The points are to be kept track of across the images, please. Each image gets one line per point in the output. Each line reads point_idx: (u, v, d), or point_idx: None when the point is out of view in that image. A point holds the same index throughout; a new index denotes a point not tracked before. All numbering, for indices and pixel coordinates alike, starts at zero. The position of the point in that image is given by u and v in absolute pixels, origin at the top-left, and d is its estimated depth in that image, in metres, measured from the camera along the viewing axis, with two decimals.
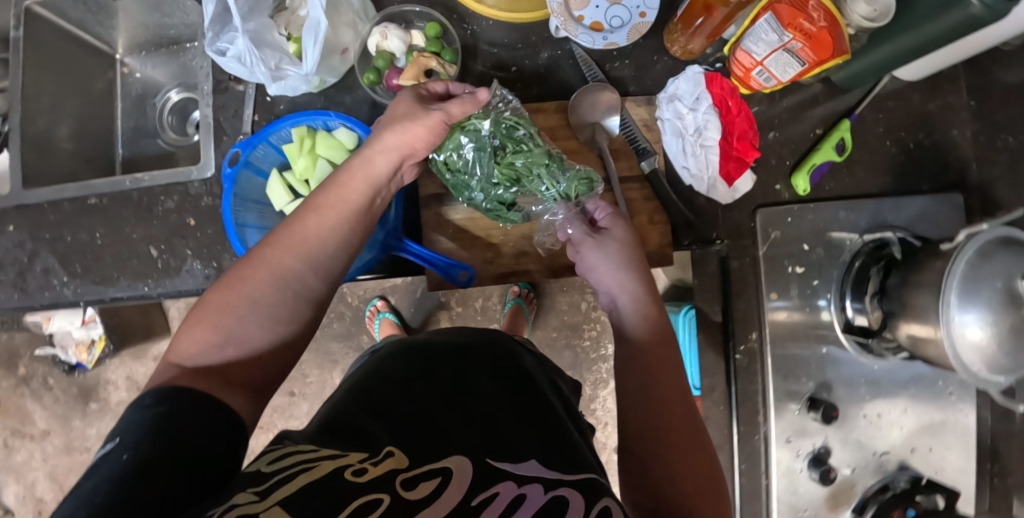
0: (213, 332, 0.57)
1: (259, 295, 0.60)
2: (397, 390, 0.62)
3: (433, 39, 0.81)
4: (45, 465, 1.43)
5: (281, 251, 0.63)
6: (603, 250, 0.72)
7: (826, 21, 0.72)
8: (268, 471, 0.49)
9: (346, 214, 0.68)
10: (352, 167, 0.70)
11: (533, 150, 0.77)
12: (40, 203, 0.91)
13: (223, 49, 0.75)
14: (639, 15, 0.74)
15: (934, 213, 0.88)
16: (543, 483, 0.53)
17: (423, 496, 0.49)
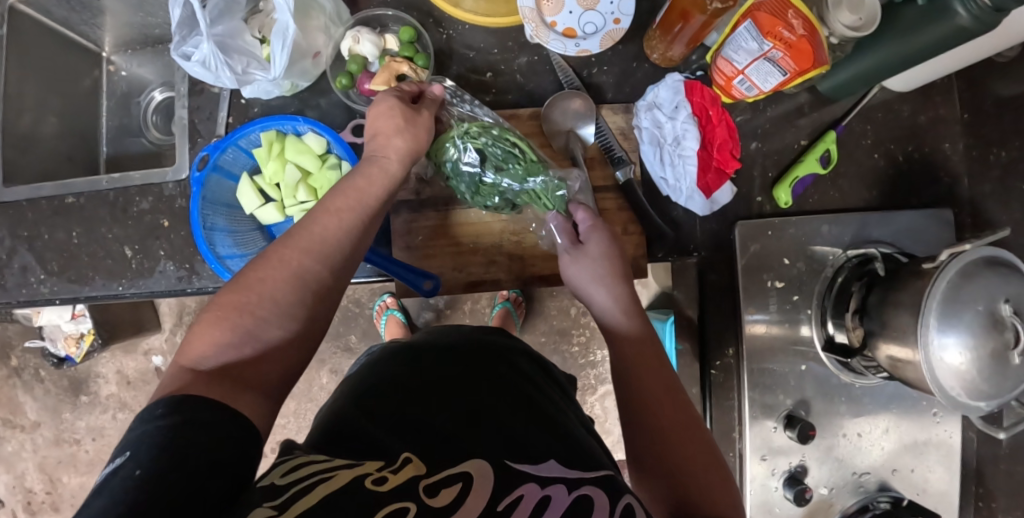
0: (229, 333, 0.58)
1: (278, 295, 0.61)
2: (397, 394, 0.63)
3: (407, 44, 0.79)
4: (35, 456, 1.44)
5: (298, 251, 0.63)
6: (580, 268, 0.73)
7: (805, 29, 0.70)
8: (280, 484, 0.49)
9: (364, 214, 0.68)
10: (370, 170, 0.70)
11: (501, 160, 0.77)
12: (18, 201, 0.91)
13: (190, 53, 0.74)
14: (614, 22, 0.72)
15: (922, 229, 0.86)
16: (566, 485, 0.54)
17: (447, 504, 0.49)
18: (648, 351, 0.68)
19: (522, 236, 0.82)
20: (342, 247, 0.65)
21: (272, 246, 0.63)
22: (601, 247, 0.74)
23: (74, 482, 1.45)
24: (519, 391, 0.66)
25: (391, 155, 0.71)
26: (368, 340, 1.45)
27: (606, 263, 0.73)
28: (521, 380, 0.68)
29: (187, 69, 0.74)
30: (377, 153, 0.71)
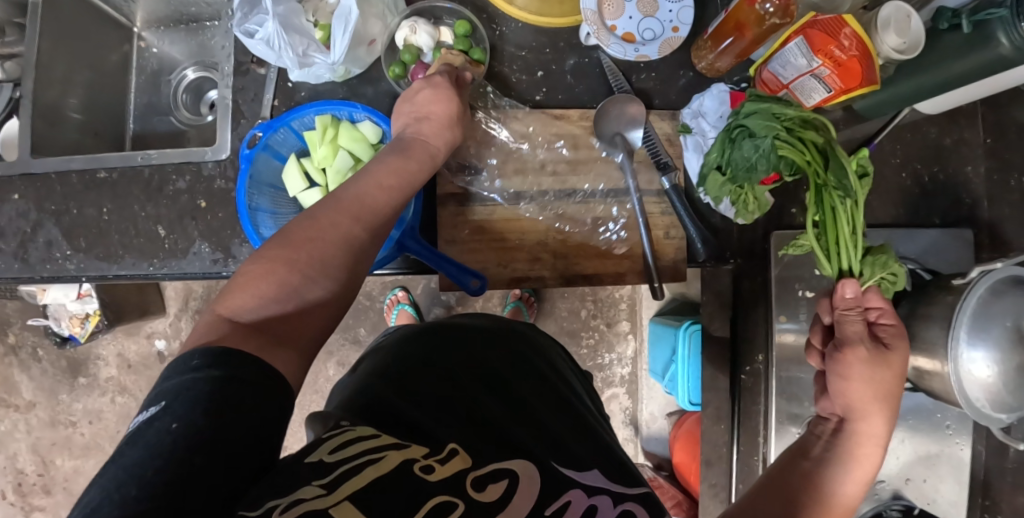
0: (275, 287, 0.57)
1: (327, 257, 0.60)
2: (436, 378, 0.63)
3: (462, 37, 0.80)
4: (28, 437, 1.47)
5: (347, 217, 0.63)
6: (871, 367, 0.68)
7: (857, 50, 0.72)
8: (328, 461, 0.47)
9: (408, 194, 0.69)
10: (416, 146, 0.72)
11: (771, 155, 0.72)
12: (47, 173, 0.89)
13: (252, 31, 0.76)
14: (672, 30, 0.76)
15: (944, 246, 0.88)
16: (612, 497, 0.55)
17: (495, 499, 0.50)
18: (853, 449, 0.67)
19: (567, 235, 0.83)
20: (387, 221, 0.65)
21: (320, 207, 0.62)
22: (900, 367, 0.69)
23: (68, 464, 1.47)
24: (554, 392, 0.68)
25: (440, 144, 0.74)
26: (376, 333, 1.45)
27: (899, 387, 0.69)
28: (558, 384, 0.70)
29: (247, 46, 0.75)
30: (424, 138, 0.73)
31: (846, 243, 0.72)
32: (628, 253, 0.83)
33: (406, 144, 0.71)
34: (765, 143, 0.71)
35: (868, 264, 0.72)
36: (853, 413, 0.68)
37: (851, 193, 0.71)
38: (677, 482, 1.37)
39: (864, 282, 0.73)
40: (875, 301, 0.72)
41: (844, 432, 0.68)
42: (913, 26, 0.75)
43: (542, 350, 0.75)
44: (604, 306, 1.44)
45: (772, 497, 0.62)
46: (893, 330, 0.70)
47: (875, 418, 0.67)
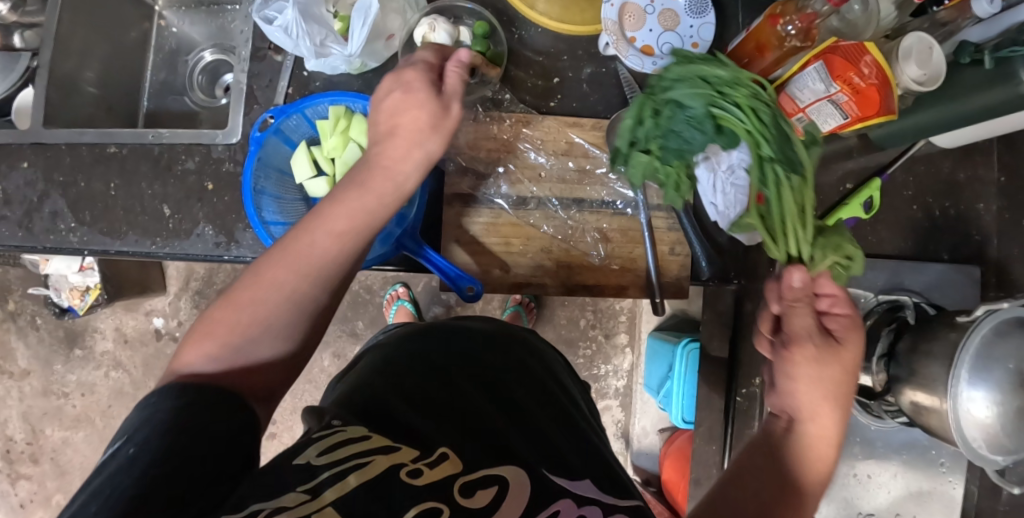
0: (219, 346, 0.57)
1: (270, 317, 0.59)
2: (433, 378, 0.63)
3: (480, 38, 0.78)
4: (20, 405, 1.47)
5: (292, 273, 0.60)
6: (818, 365, 0.63)
7: (877, 78, 0.72)
8: (316, 463, 0.48)
9: (366, 234, 0.64)
10: (376, 170, 0.65)
11: (704, 123, 0.68)
12: (58, 144, 0.90)
13: (271, 17, 0.75)
14: (691, 46, 0.76)
15: (949, 283, 0.87)
16: (602, 506, 0.54)
17: (483, 506, 0.50)
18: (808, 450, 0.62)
19: (571, 244, 0.82)
20: (341, 268, 0.63)
21: (260, 263, 0.60)
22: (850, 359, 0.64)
23: (56, 435, 1.47)
24: (550, 398, 0.68)
25: (407, 166, 0.66)
26: (375, 327, 1.45)
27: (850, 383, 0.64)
28: (557, 392, 0.69)
29: (265, 32, 0.75)
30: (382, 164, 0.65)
31: (796, 221, 0.67)
32: (630, 266, 0.82)
33: (363, 174, 0.65)
34: (697, 108, 0.68)
35: (818, 248, 0.68)
36: (801, 413, 0.63)
37: (796, 167, 0.68)
38: (664, 499, 1.36)
39: (815, 266, 0.67)
40: (827, 287, 0.66)
41: (795, 434, 0.63)
42: (934, 58, 0.74)
43: (541, 356, 0.74)
44: (604, 317, 1.43)
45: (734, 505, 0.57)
46: (845, 319, 0.64)
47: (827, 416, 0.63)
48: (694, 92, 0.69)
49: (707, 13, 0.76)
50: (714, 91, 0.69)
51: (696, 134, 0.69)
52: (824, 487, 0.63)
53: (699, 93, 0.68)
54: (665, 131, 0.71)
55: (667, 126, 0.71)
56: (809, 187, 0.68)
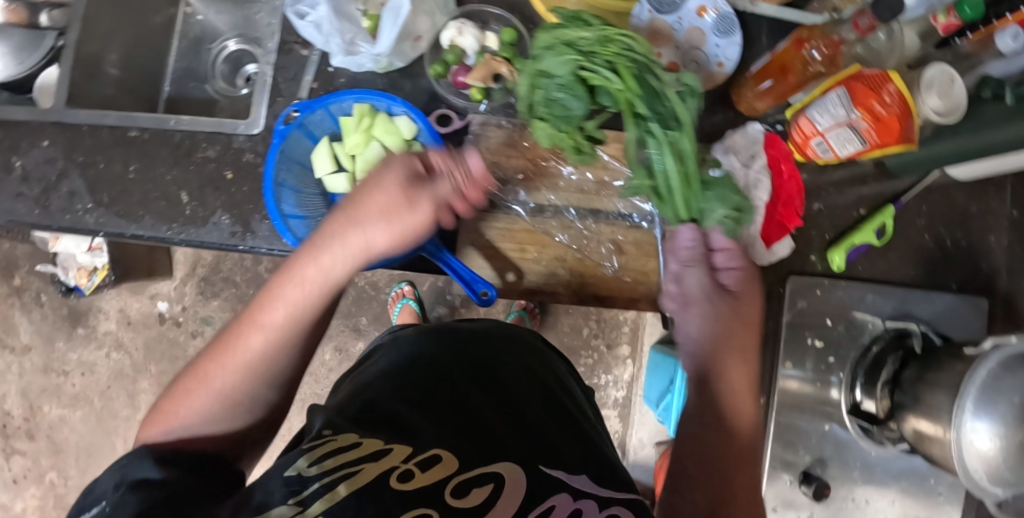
0: (169, 428, 0.61)
1: (208, 409, 0.62)
2: (434, 379, 0.64)
3: (507, 44, 0.81)
4: (19, 381, 1.47)
5: (225, 370, 0.63)
6: (712, 317, 0.65)
7: (898, 108, 0.73)
8: (308, 475, 0.50)
9: (301, 330, 0.66)
10: (312, 267, 0.66)
11: (581, 90, 0.70)
12: (80, 124, 0.90)
13: (303, 12, 0.76)
14: (717, 65, 0.77)
15: (958, 313, 0.87)
16: (596, 501, 0.55)
17: (478, 504, 0.51)
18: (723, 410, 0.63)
19: (586, 254, 0.83)
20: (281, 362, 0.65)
21: (203, 358, 0.64)
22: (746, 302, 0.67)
23: (54, 413, 1.47)
24: (552, 397, 0.68)
25: (337, 259, 0.67)
26: (378, 323, 1.45)
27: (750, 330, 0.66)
28: (558, 392, 0.70)
29: (296, 26, 0.76)
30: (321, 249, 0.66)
31: (680, 182, 0.71)
32: (643, 279, 0.83)
33: (295, 265, 0.66)
34: (567, 73, 0.70)
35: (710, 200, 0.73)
36: (709, 372, 0.64)
37: (670, 121, 0.70)
38: None
39: (707, 220, 0.73)
40: (721, 243, 0.69)
41: (708, 390, 0.64)
42: (956, 90, 0.75)
43: (545, 359, 0.75)
44: (607, 327, 1.44)
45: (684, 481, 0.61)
46: (739, 272, 0.67)
47: (726, 367, 0.64)
48: (561, 56, 0.70)
49: (735, 33, 0.76)
50: (580, 53, 0.69)
51: (573, 101, 0.70)
52: (755, 431, 0.64)
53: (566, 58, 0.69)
54: (545, 101, 0.72)
55: (551, 93, 0.71)
56: (686, 136, 0.70)
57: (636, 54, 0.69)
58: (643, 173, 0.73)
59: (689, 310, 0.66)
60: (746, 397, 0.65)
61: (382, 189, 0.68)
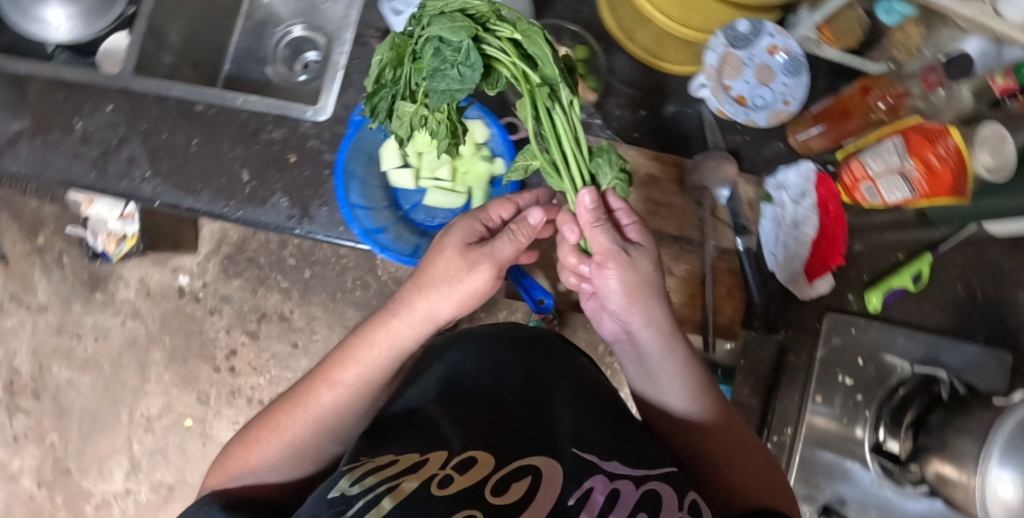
0: (235, 477, 0.69)
1: (274, 460, 0.69)
2: (475, 394, 0.72)
3: (580, 62, 0.83)
4: (31, 339, 1.47)
5: (296, 423, 0.70)
6: (633, 268, 0.67)
7: (952, 162, 0.76)
8: (351, 493, 0.57)
9: (366, 393, 0.72)
10: (378, 330, 0.73)
11: (465, 42, 0.57)
12: (146, 93, 0.91)
13: (398, 10, 0.82)
14: (782, 103, 0.80)
15: (984, 365, 0.89)
16: (633, 481, 0.62)
17: (522, 493, 0.58)
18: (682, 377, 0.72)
19: None
20: (343, 421, 0.72)
21: (275, 413, 0.72)
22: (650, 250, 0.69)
23: (62, 375, 1.47)
24: (578, 383, 0.76)
25: (405, 325, 0.72)
26: None
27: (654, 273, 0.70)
28: (595, 391, 0.76)
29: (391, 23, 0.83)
30: (394, 314, 0.72)
31: (572, 149, 0.67)
32: (690, 302, 0.85)
33: (372, 328, 0.73)
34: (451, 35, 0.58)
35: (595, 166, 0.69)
36: (632, 325, 0.71)
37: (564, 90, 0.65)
38: None
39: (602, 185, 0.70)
40: (615, 203, 0.70)
41: (643, 349, 0.72)
42: (1007, 149, 0.77)
43: (568, 350, 0.83)
44: None
45: (690, 446, 0.71)
46: (636, 226, 0.70)
47: (642, 314, 0.69)
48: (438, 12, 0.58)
49: (802, 74, 0.79)
50: (477, 25, 0.59)
51: (465, 71, 0.57)
52: (704, 376, 0.73)
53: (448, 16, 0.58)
54: (429, 72, 0.58)
55: (434, 61, 0.58)
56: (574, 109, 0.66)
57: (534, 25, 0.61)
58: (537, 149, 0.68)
59: (606, 268, 0.67)
60: (667, 337, 0.71)
61: (442, 256, 0.72)
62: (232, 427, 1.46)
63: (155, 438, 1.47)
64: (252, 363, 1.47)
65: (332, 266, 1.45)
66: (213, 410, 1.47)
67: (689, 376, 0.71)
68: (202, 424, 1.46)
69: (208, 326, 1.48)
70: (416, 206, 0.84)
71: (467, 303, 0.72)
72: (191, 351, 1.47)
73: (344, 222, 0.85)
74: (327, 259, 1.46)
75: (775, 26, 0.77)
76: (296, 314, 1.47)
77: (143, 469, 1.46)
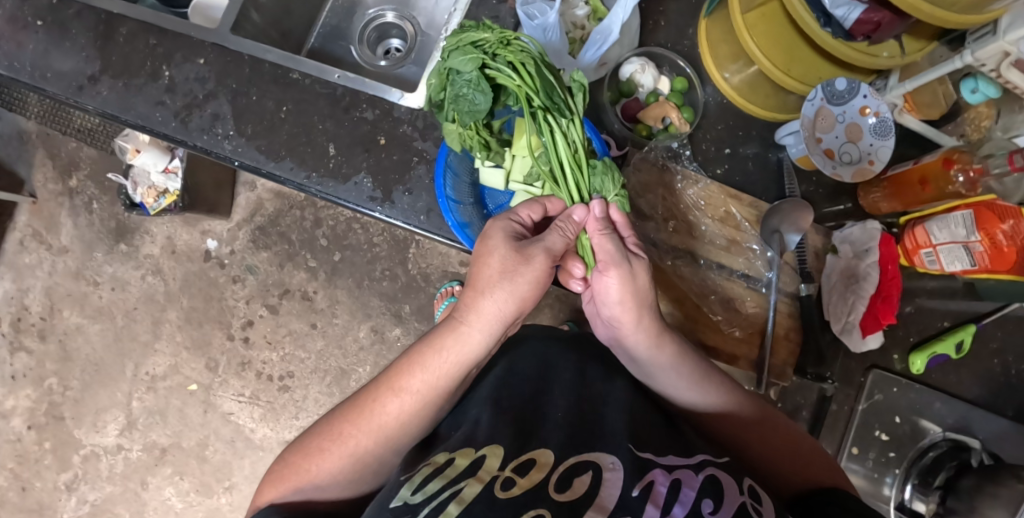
0: (296, 488, 0.67)
1: (336, 471, 0.67)
2: (524, 389, 0.69)
3: (677, 92, 0.90)
4: (47, 279, 1.46)
5: (360, 432, 0.67)
6: (630, 277, 0.69)
7: (1017, 242, 0.79)
8: (414, 502, 0.56)
9: (432, 401, 0.69)
10: (446, 343, 0.69)
11: (473, 70, 0.66)
12: (240, 53, 0.91)
13: (531, 14, 0.82)
14: (868, 162, 0.83)
15: (1013, 440, 0.92)
16: (692, 468, 0.60)
17: (582, 493, 0.56)
18: (703, 376, 0.71)
19: (702, 304, 0.88)
20: (403, 432, 0.68)
21: (337, 421, 0.68)
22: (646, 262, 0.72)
23: (73, 320, 1.45)
24: (624, 378, 0.74)
25: (475, 333, 0.69)
26: (419, 315, 1.41)
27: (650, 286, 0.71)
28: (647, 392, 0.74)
29: (523, 26, 0.81)
30: (462, 321, 0.69)
31: (574, 168, 0.73)
32: (748, 338, 0.87)
33: (439, 335, 0.69)
34: (463, 67, 0.66)
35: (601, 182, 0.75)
36: (623, 328, 0.71)
37: (565, 111, 0.70)
38: None
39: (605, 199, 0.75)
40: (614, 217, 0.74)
41: (652, 352, 0.71)
42: None
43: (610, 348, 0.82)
44: None
45: (742, 445, 0.69)
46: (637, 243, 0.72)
47: (636, 318, 0.70)
48: (457, 49, 0.67)
49: (890, 137, 0.82)
50: (484, 54, 0.67)
51: (478, 96, 0.66)
52: (724, 377, 0.73)
53: (460, 50, 0.67)
54: (451, 98, 0.67)
55: (453, 90, 0.67)
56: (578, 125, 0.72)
57: (536, 51, 0.67)
58: (541, 163, 0.74)
59: (605, 275, 0.69)
60: (658, 337, 0.71)
61: (494, 253, 0.68)
62: (235, 398, 1.43)
63: (156, 398, 1.43)
64: (267, 337, 1.44)
65: (364, 252, 1.43)
66: (220, 378, 1.43)
67: (681, 368, 0.71)
68: (206, 391, 1.43)
69: (228, 293, 1.44)
70: (502, 208, 0.90)
71: (537, 292, 0.69)
72: (207, 316, 1.44)
73: (425, 211, 0.87)
74: (359, 245, 1.43)
75: (870, 88, 0.80)
76: (319, 295, 1.43)
77: (138, 427, 1.42)
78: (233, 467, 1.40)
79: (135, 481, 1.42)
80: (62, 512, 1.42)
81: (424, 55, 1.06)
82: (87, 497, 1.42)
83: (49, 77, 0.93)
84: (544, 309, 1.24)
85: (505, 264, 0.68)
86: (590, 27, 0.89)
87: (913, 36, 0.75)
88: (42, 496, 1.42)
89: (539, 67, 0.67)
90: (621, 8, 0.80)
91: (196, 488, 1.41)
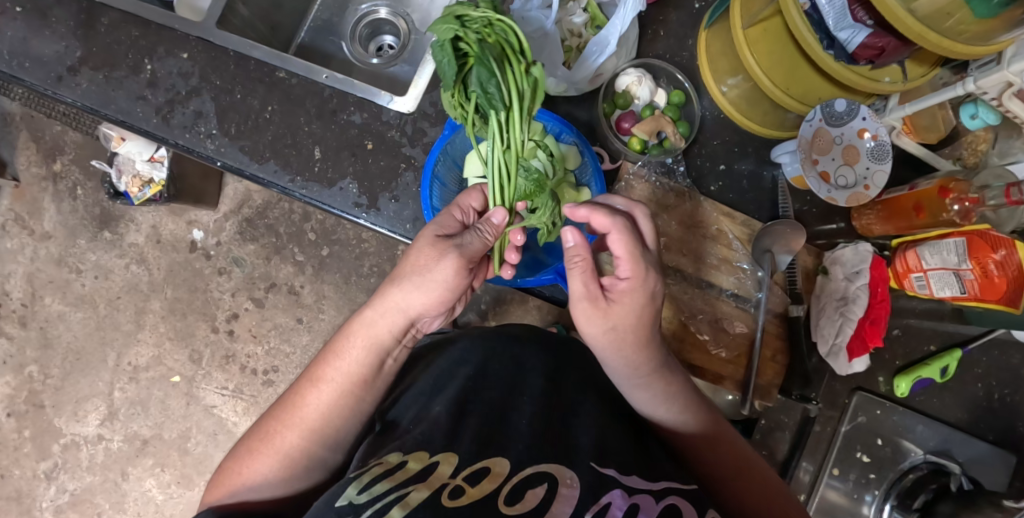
0: (231, 490, 0.64)
1: (267, 470, 0.64)
2: (503, 393, 0.67)
3: (673, 105, 0.90)
4: (29, 264, 1.43)
5: (287, 428, 0.66)
6: (592, 318, 0.68)
7: (1008, 273, 0.80)
8: (358, 503, 0.52)
9: (353, 391, 0.68)
10: (353, 330, 0.69)
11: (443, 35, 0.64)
12: (225, 48, 0.88)
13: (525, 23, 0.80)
14: (863, 187, 0.83)
15: (993, 466, 0.92)
16: (653, 495, 0.56)
17: (533, 506, 0.52)
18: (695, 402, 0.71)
19: (689, 321, 0.88)
20: (325, 423, 0.66)
21: (266, 422, 0.67)
22: (627, 306, 0.67)
23: (54, 307, 1.43)
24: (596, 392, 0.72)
25: (384, 320, 0.69)
26: None
27: (631, 327, 0.68)
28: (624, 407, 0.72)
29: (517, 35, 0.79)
30: (367, 306, 0.69)
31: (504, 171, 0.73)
32: (734, 360, 0.87)
33: (348, 325, 0.70)
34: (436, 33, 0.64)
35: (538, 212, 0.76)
36: (606, 358, 0.70)
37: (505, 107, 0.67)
38: None
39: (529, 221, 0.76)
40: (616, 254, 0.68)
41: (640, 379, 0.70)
42: None
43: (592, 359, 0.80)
44: None
45: (718, 472, 0.67)
46: (625, 289, 0.67)
47: (603, 350, 0.69)
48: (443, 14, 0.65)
49: (886, 161, 0.82)
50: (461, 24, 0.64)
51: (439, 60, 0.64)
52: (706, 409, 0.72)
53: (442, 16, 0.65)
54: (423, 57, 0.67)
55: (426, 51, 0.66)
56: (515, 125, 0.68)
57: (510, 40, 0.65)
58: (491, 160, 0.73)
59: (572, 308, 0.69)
60: (641, 370, 0.69)
61: (413, 250, 0.69)
62: (219, 392, 1.41)
63: (138, 388, 1.42)
64: (252, 331, 1.42)
65: (352, 248, 1.41)
66: (203, 371, 1.42)
67: (672, 394, 0.70)
68: (189, 382, 1.42)
69: (214, 285, 1.42)
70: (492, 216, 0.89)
71: (441, 281, 0.68)
72: (191, 307, 1.43)
73: (412, 220, 0.86)
74: (347, 241, 1.41)
75: (870, 111, 0.81)
76: (305, 289, 1.41)
77: (119, 418, 1.41)
78: (215, 460, 1.39)
79: (115, 471, 1.41)
80: (41, 501, 1.41)
81: (416, 53, 0.99)
82: (67, 486, 1.41)
83: (27, 66, 0.89)
84: (532, 310, 1.22)
85: (415, 253, 0.68)
86: (587, 35, 0.87)
87: (916, 62, 0.74)
88: (21, 484, 1.41)
89: (483, 55, 0.63)
90: (620, 19, 0.79)
91: (176, 480, 1.40)
